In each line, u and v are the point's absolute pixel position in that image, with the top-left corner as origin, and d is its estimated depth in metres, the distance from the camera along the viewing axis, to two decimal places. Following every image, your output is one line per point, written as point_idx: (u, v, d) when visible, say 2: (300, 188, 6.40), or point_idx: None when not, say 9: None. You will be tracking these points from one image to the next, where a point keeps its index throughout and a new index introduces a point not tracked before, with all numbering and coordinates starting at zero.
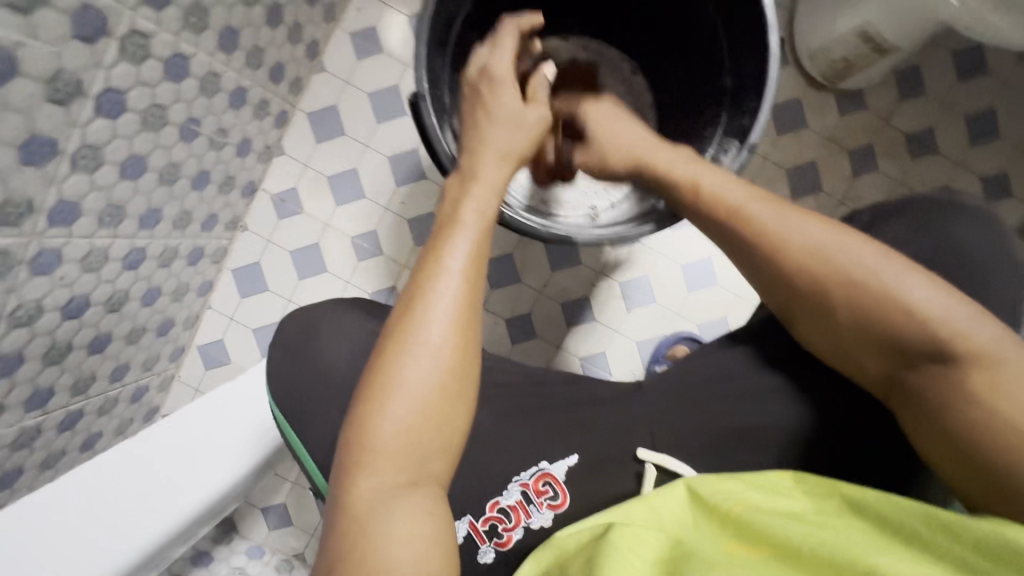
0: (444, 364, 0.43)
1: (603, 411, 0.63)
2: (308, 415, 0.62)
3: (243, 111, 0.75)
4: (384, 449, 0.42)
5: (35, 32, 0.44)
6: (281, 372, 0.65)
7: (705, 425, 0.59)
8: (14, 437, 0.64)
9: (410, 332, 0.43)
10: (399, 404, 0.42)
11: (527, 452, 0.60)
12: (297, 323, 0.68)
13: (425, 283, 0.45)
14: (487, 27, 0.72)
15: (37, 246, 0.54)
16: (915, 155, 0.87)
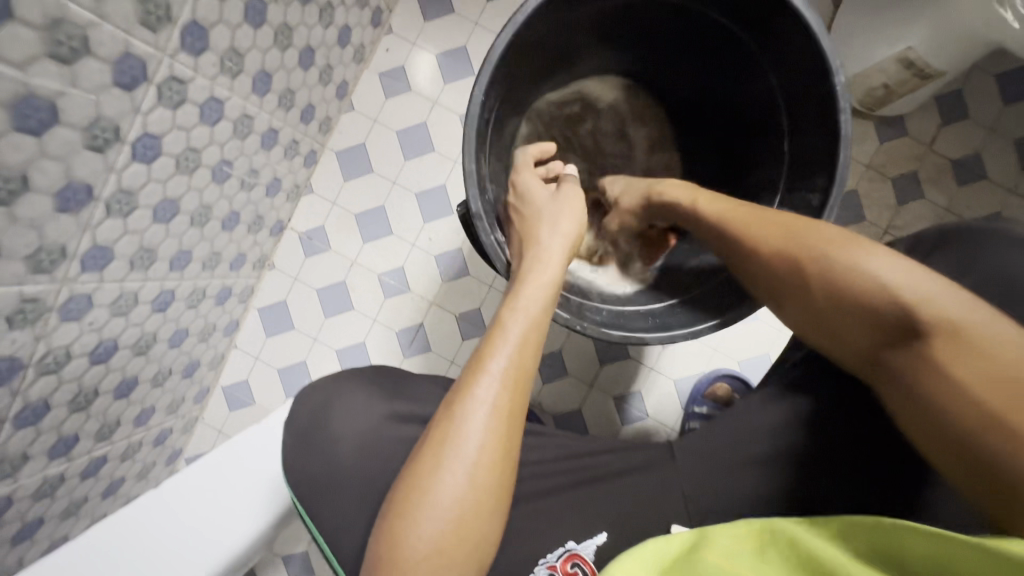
0: (477, 478, 0.43)
1: (636, 480, 0.59)
2: (327, 505, 0.58)
3: (273, 151, 0.75)
4: (414, 565, 0.41)
5: (76, 80, 0.44)
6: (296, 464, 0.60)
7: (749, 490, 0.57)
8: (36, 487, 0.62)
9: (448, 443, 0.43)
10: (430, 519, 0.42)
11: (553, 525, 0.56)
12: (311, 401, 0.64)
13: (465, 390, 0.44)
14: (531, 82, 0.70)
15: (68, 291, 0.53)
16: (963, 181, 0.83)
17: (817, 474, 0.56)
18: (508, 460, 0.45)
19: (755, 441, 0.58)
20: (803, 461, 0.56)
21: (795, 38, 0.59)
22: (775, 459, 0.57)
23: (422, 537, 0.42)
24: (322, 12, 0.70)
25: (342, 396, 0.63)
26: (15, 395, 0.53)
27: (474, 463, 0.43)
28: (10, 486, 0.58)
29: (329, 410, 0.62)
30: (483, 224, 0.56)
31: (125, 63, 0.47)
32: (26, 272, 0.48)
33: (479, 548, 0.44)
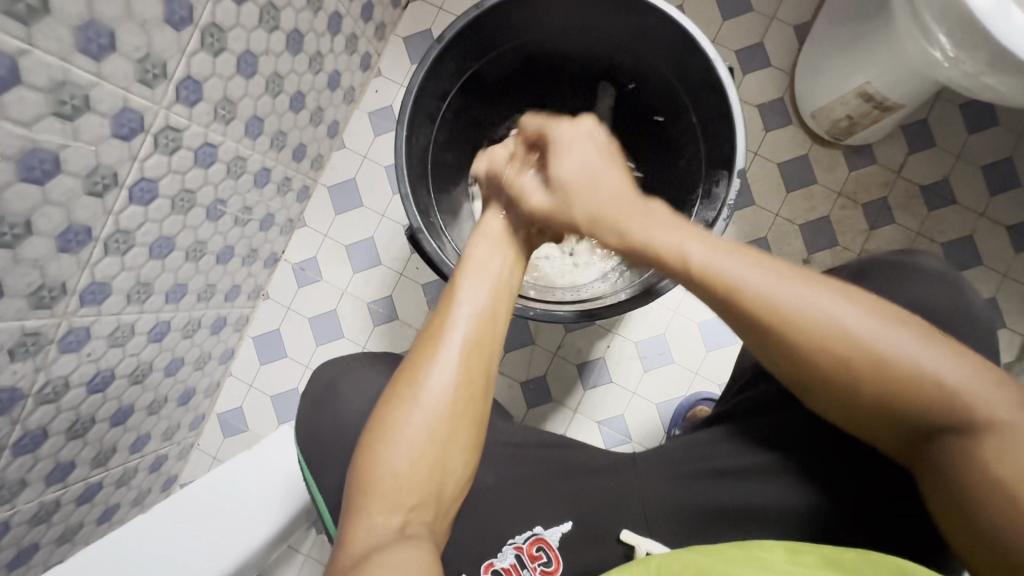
0: (446, 402, 0.44)
1: (599, 481, 0.60)
2: (327, 463, 0.62)
3: (267, 189, 0.80)
4: (382, 487, 0.41)
5: (77, 134, 0.48)
6: (309, 425, 0.65)
7: (701, 504, 0.57)
8: (32, 513, 0.64)
9: (418, 369, 0.44)
10: (398, 442, 0.42)
11: (520, 512, 0.59)
12: (326, 374, 0.68)
13: (436, 325, 0.47)
14: (468, 120, 0.74)
15: (67, 325, 0.57)
16: (933, 206, 0.85)
17: (766, 491, 0.56)
18: (479, 392, 0.45)
19: (705, 458, 0.60)
20: (753, 478, 0.57)
21: (680, 51, 0.63)
22: (727, 475, 0.58)
23: (390, 465, 0.42)
24: (311, 60, 0.75)
25: (345, 374, 0.67)
26: (15, 424, 0.57)
27: (444, 395, 0.44)
28: (7, 511, 0.61)
29: (332, 387, 0.66)
30: (426, 237, 0.62)
31: (123, 117, 0.52)
32: (28, 307, 0.52)
33: (446, 485, 0.43)
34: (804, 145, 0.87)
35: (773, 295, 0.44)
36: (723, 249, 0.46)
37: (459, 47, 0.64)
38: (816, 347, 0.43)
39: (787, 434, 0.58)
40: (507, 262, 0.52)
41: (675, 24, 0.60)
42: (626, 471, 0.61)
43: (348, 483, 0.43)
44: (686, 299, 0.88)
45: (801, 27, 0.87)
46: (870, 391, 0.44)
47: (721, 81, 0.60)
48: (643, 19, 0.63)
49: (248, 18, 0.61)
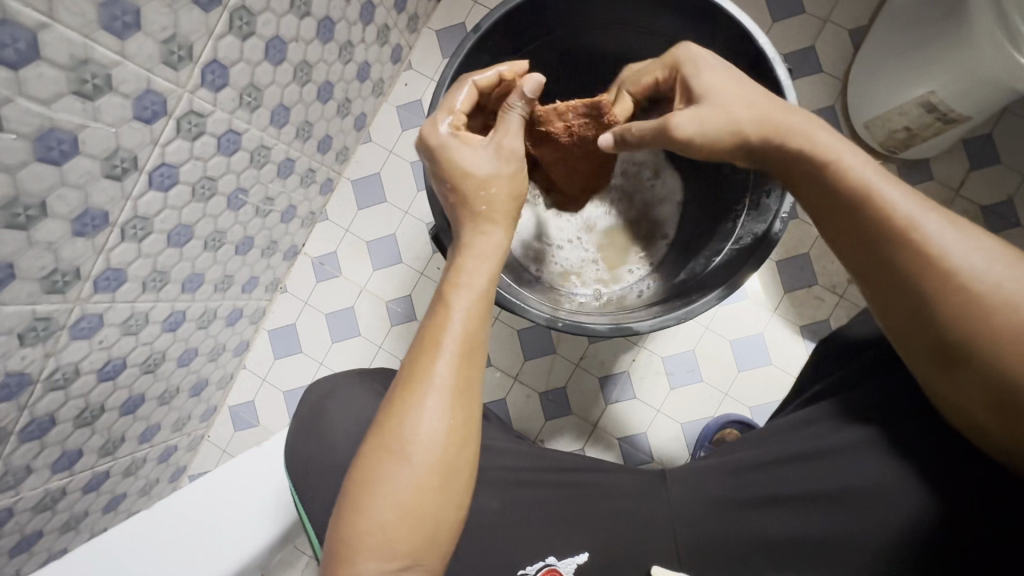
0: (432, 452, 0.41)
1: (619, 509, 0.57)
2: (318, 488, 0.60)
3: (290, 180, 0.78)
4: (369, 540, 0.40)
5: (97, 114, 0.47)
6: (295, 448, 0.63)
7: (750, 534, 0.52)
8: (37, 499, 0.63)
9: (399, 419, 0.42)
10: (383, 496, 0.41)
11: (534, 540, 0.55)
12: (315, 394, 0.66)
13: (415, 368, 0.43)
14: None
15: (80, 311, 0.55)
16: (994, 229, 0.79)
17: (843, 523, 0.48)
18: (465, 435, 0.43)
19: (765, 481, 0.52)
20: (826, 506, 0.49)
21: (732, 47, 0.59)
22: (785, 500, 0.51)
23: (377, 519, 0.40)
24: (341, 49, 0.73)
25: (358, 383, 0.65)
26: (23, 409, 0.55)
27: (428, 445, 0.41)
28: (11, 497, 0.60)
29: (343, 393, 0.64)
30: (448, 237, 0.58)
31: (146, 99, 0.50)
32: (41, 292, 0.51)
33: (442, 525, 0.42)
34: (854, 156, 0.82)
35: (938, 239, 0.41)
36: (894, 181, 0.44)
37: (493, 41, 0.61)
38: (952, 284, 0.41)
39: (887, 451, 0.49)
40: (491, 281, 0.47)
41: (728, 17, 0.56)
42: (650, 499, 0.56)
43: (334, 533, 0.41)
44: (719, 314, 0.83)
45: (856, 32, 0.81)
46: (1011, 358, 0.39)
47: (778, 81, 0.56)
48: (692, 13, 0.59)
49: (279, 2, 0.59)
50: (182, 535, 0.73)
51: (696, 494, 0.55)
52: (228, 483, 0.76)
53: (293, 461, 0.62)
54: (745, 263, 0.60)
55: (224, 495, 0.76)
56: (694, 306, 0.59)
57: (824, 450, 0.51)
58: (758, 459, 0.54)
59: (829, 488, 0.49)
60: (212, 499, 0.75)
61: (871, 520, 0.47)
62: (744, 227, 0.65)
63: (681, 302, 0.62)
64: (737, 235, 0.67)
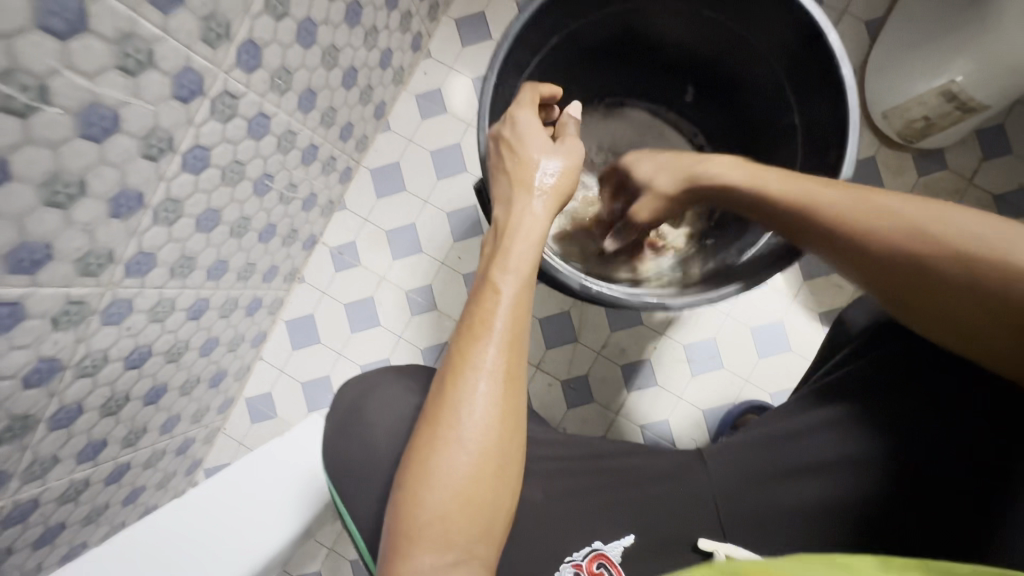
0: (483, 442, 0.41)
1: (660, 492, 0.56)
2: (361, 475, 0.60)
3: (312, 167, 0.77)
4: (424, 528, 0.40)
5: (138, 91, 0.46)
6: (331, 445, 0.63)
7: (764, 502, 0.53)
8: (61, 491, 0.62)
9: (451, 408, 0.42)
10: (435, 487, 0.40)
11: (579, 525, 0.55)
12: (355, 389, 0.66)
13: (464, 357, 0.43)
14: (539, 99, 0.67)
15: (111, 295, 0.54)
16: (1005, 216, 0.81)
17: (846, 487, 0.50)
18: (515, 425, 0.43)
19: (778, 455, 0.55)
20: (828, 474, 0.51)
21: (791, 37, 0.56)
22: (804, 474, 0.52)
23: (434, 509, 0.40)
24: (367, 34, 0.72)
25: (397, 378, 0.65)
26: (52, 397, 0.54)
27: (480, 432, 0.41)
28: (38, 488, 0.58)
29: (384, 388, 0.64)
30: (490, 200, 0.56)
31: (184, 78, 0.49)
32: (75, 274, 0.49)
33: (498, 512, 0.42)
34: (871, 146, 0.83)
35: (840, 203, 0.47)
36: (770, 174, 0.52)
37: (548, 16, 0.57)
38: (893, 250, 0.45)
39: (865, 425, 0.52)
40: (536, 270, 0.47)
41: (797, 8, 0.52)
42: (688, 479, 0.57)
43: (390, 524, 0.41)
44: (739, 302, 0.84)
45: (873, 23, 0.82)
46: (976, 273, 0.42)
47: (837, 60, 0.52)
48: (757, 0, 0.56)
49: None
50: (201, 537, 0.72)
51: (735, 475, 0.55)
52: (251, 483, 0.77)
53: (335, 456, 0.62)
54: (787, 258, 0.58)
55: (244, 497, 0.75)
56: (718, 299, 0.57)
57: (827, 427, 0.53)
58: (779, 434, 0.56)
59: (829, 457, 0.52)
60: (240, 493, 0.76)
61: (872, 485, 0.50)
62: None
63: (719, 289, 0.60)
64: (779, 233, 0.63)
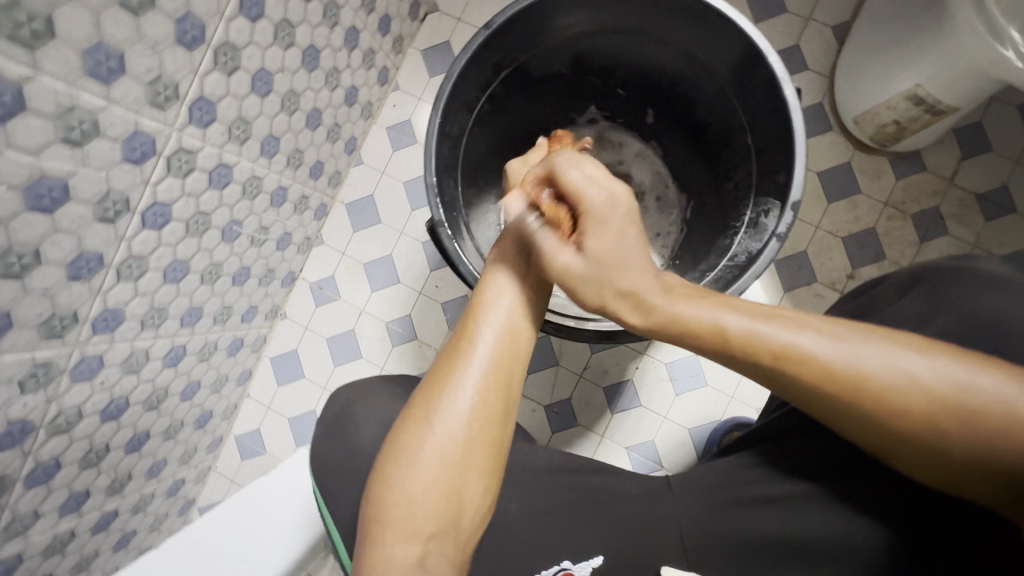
0: (468, 431, 0.41)
1: (632, 512, 0.55)
2: (336, 494, 0.59)
3: (283, 208, 0.78)
4: (398, 510, 0.40)
5: (87, 159, 0.47)
6: (316, 453, 0.62)
7: (740, 537, 0.52)
8: (46, 544, 0.63)
9: (440, 394, 0.42)
10: (416, 471, 0.41)
11: (550, 546, 0.53)
12: (339, 399, 0.65)
13: (459, 349, 0.44)
14: (496, 132, 0.68)
15: (79, 354, 0.55)
16: (989, 216, 0.79)
17: (813, 522, 0.50)
18: (501, 417, 0.43)
19: (753, 485, 0.54)
20: (806, 506, 0.51)
21: (734, 54, 0.57)
22: (762, 503, 0.52)
23: (406, 486, 0.40)
24: (328, 76, 0.73)
25: (383, 391, 0.64)
26: (26, 455, 0.55)
27: (461, 416, 0.41)
28: (20, 544, 0.60)
29: (365, 403, 0.63)
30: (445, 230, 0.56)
31: (134, 141, 0.50)
32: (39, 338, 0.51)
33: (465, 515, 0.41)
34: (845, 152, 0.81)
35: (761, 329, 0.42)
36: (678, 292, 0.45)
37: (494, 48, 0.58)
38: (847, 376, 0.41)
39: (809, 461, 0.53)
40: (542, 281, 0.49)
41: (741, 32, 0.54)
42: (662, 499, 0.57)
43: (365, 502, 0.42)
44: None
45: (840, 28, 0.81)
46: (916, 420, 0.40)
47: (776, 77, 0.53)
48: (699, 21, 0.57)
49: (263, 35, 0.59)
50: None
51: (700, 492, 0.56)
52: (244, 520, 0.77)
53: (318, 465, 0.61)
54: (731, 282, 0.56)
55: (241, 534, 0.76)
56: None
57: (793, 465, 0.53)
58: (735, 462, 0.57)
59: (797, 493, 0.52)
60: (226, 530, 0.76)
61: (836, 517, 0.50)
62: (741, 244, 0.60)
63: None
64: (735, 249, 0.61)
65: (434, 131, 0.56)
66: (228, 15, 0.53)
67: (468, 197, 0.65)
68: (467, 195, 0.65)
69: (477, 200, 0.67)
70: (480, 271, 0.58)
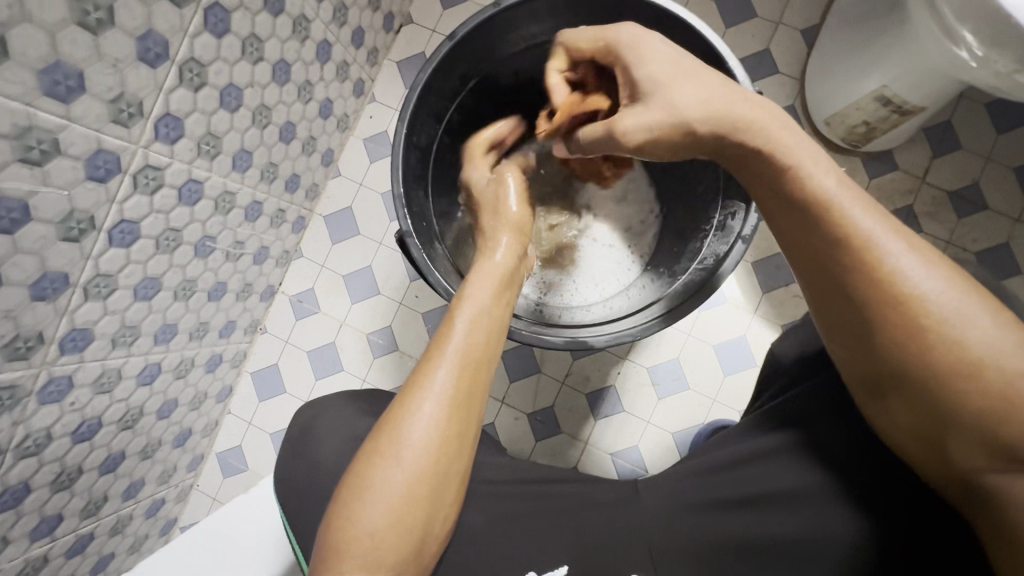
0: (425, 464, 0.41)
1: (596, 519, 0.54)
2: (301, 511, 0.57)
3: (259, 222, 0.77)
4: (360, 546, 0.39)
5: (47, 179, 0.47)
6: (284, 470, 0.61)
7: (720, 535, 0.49)
8: (17, 570, 0.62)
9: (400, 427, 0.41)
10: (372, 507, 0.40)
11: (517, 555, 0.51)
12: (302, 418, 0.64)
13: (421, 377, 0.43)
14: (467, 141, 0.68)
15: (46, 375, 0.55)
16: (962, 213, 0.80)
17: (785, 520, 0.47)
18: (459, 447, 0.43)
19: (732, 483, 0.51)
20: (794, 504, 0.47)
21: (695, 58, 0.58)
22: (746, 501, 0.49)
23: (368, 525, 0.39)
24: (301, 89, 0.73)
25: (345, 404, 0.63)
26: None
27: (422, 452, 0.41)
28: None
29: (330, 416, 0.62)
30: (414, 240, 0.56)
31: (98, 159, 0.50)
32: (3, 360, 0.50)
33: (428, 543, 0.42)
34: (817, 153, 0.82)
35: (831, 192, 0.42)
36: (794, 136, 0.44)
37: (459, 58, 0.59)
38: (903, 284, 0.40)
39: (800, 453, 0.50)
40: (501, 299, 0.49)
41: (701, 38, 0.55)
42: (627, 507, 0.55)
43: (323, 537, 0.41)
44: (697, 321, 0.84)
45: (808, 31, 0.82)
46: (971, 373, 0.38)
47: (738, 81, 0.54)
48: (661, 27, 0.58)
49: (231, 50, 0.59)
50: None
51: (673, 501, 0.53)
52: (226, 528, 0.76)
53: (284, 480, 0.60)
54: (702, 284, 0.59)
55: (223, 539, 0.76)
56: (665, 319, 0.59)
57: (777, 462, 0.50)
58: (717, 459, 0.55)
59: (783, 487, 0.48)
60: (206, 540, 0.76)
61: (838, 517, 0.45)
62: (709, 247, 0.64)
63: (663, 307, 0.63)
64: (703, 253, 0.65)
65: (401, 143, 0.56)
66: (193, 31, 0.53)
67: (440, 207, 0.65)
68: (439, 205, 0.65)
69: (450, 210, 0.67)
70: (450, 281, 0.58)
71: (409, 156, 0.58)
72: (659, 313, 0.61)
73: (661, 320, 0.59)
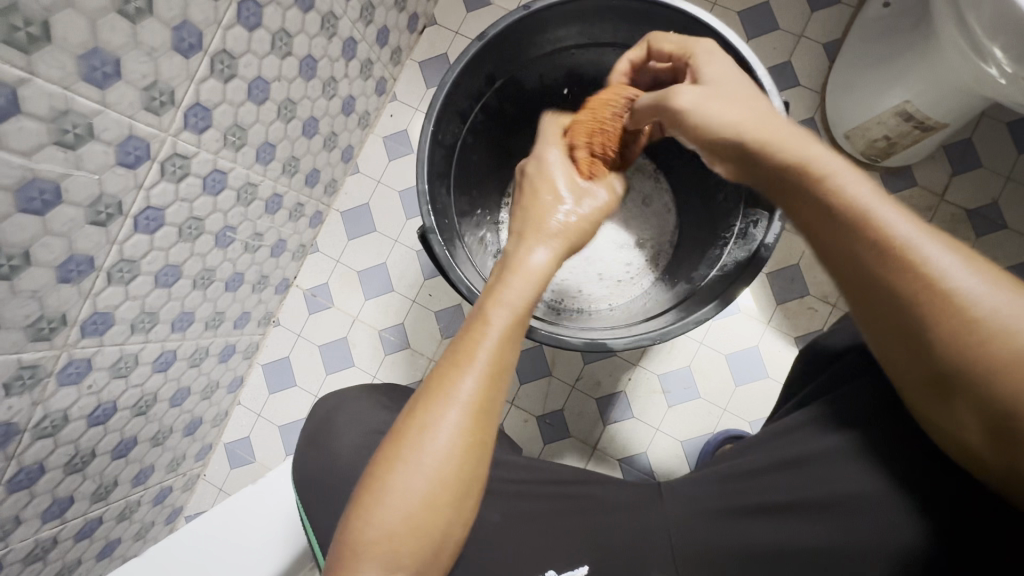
0: (443, 474, 0.38)
1: (615, 522, 0.53)
2: (315, 502, 0.57)
3: (278, 215, 0.78)
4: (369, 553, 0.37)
5: (80, 163, 0.47)
6: (300, 462, 0.61)
7: (739, 543, 0.47)
8: (26, 550, 0.62)
9: (420, 434, 0.38)
10: (386, 511, 0.37)
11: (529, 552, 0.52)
12: (322, 410, 0.65)
13: (445, 385, 0.40)
14: (488, 142, 0.69)
15: (67, 356, 0.55)
16: (981, 231, 0.79)
17: (808, 531, 0.44)
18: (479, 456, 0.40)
19: (756, 488, 0.48)
20: (821, 512, 0.44)
21: None
22: (773, 509, 0.47)
23: (381, 528, 0.37)
24: (325, 85, 0.74)
25: (364, 395, 0.64)
26: (11, 459, 0.55)
27: (445, 460, 0.38)
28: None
29: (348, 409, 0.62)
30: (438, 236, 0.56)
31: (128, 145, 0.50)
32: (26, 340, 0.51)
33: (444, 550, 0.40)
34: None
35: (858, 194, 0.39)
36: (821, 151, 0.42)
37: (487, 57, 0.59)
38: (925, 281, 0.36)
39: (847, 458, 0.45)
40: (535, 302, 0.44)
41: (728, 44, 0.55)
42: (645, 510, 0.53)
43: (340, 531, 0.39)
44: (710, 330, 0.83)
45: (831, 44, 0.82)
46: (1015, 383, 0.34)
47: (765, 90, 0.54)
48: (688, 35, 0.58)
49: (260, 44, 0.60)
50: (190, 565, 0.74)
51: (694, 506, 0.51)
52: (238, 515, 0.76)
53: (300, 472, 0.60)
54: (724, 292, 0.59)
55: (233, 526, 0.76)
56: (685, 323, 0.58)
57: (809, 464, 0.47)
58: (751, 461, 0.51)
59: (814, 495, 0.45)
60: (216, 526, 0.76)
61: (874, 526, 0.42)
62: (730, 254, 0.63)
63: (682, 311, 0.62)
64: (724, 260, 0.64)
65: (426, 140, 0.56)
66: (226, 23, 0.54)
67: (460, 205, 0.65)
68: (459, 203, 0.65)
69: (468, 209, 0.67)
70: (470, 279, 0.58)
71: (433, 154, 0.58)
72: (680, 317, 0.61)
73: (681, 324, 0.58)
